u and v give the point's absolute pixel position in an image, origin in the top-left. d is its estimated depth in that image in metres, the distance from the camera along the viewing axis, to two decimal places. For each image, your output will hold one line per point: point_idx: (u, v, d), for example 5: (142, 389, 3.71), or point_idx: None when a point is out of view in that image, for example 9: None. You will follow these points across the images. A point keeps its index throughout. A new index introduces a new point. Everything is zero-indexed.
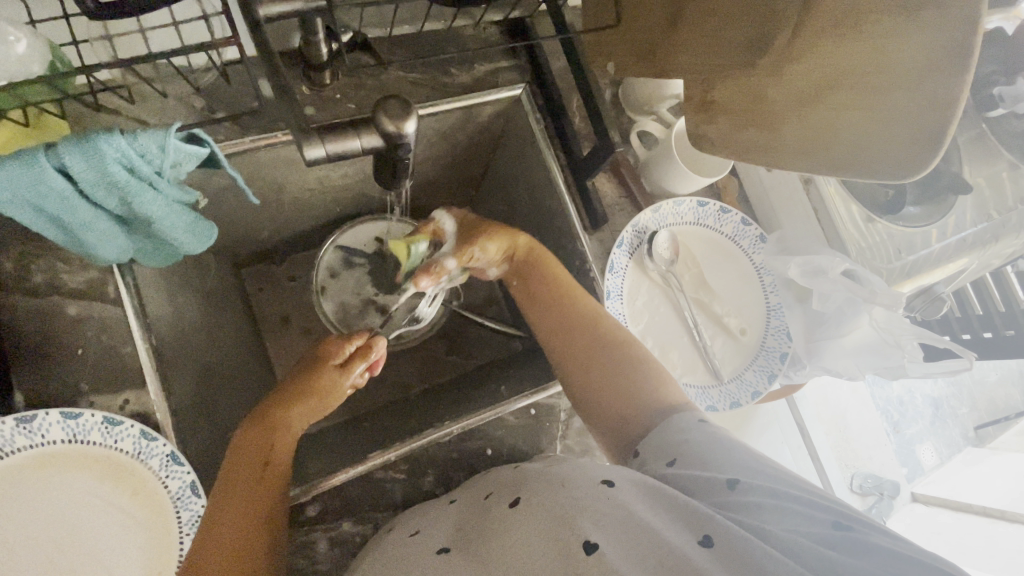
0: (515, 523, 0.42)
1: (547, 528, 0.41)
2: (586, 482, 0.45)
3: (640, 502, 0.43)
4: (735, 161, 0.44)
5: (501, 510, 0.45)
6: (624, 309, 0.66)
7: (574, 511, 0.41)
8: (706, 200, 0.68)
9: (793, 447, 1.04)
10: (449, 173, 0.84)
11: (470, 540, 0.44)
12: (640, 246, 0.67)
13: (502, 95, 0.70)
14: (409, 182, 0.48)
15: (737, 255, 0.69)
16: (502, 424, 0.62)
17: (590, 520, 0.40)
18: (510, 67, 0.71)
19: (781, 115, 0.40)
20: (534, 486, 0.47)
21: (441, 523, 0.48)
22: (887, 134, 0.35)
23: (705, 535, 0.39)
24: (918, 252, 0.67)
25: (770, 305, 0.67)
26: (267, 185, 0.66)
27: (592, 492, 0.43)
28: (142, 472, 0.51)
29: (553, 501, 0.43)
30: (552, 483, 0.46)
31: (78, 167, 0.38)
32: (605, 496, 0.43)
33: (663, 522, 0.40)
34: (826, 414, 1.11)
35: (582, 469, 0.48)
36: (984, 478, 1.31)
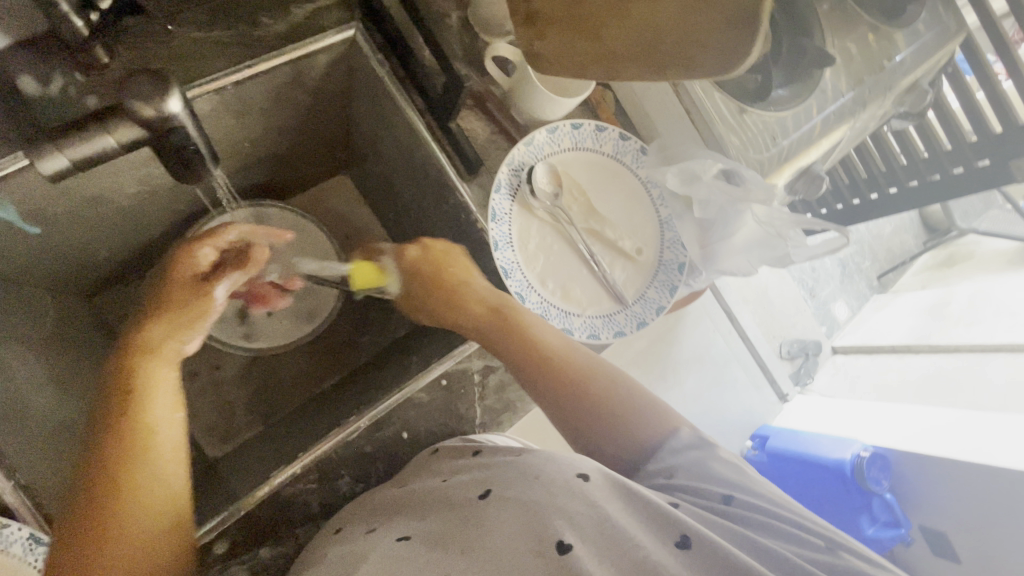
0: (489, 518, 0.40)
1: (519, 529, 0.38)
2: (564, 479, 0.41)
3: (615, 500, 0.40)
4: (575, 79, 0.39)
5: (468, 504, 0.43)
6: (517, 255, 0.62)
7: (548, 510, 0.39)
8: (580, 121, 0.65)
9: (725, 333, 1.07)
10: (306, 141, 0.75)
11: (436, 538, 0.40)
12: (520, 186, 0.63)
13: (332, 40, 0.60)
14: (212, 169, 0.41)
15: (621, 174, 0.67)
16: (413, 404, 0.59)
17: (565, 520, 0.38)
18: (334, 5, 0.61)
19: (605, 13, 0.34)
20: (505, 475, 0.44)
21: (399, 515, 0.45)
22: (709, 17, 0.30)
23: (683, 535, 0.38)
24: (794, 135, 0.66)
25: (661, 219, 0.66)
26: (74, 199, 0.56)
27: (569, 488, 0.40)
28: (4, 563, 0.45)
29: (527, 499, 0.40)
30: (525, 476, 0.42)
31: None
32: (579, 493, 0.40)
33: (638, 526, 0.38)
34: (748, 292, 1.16)
35: (557, 455, 0.45)
36: (888, 322, 1.44)
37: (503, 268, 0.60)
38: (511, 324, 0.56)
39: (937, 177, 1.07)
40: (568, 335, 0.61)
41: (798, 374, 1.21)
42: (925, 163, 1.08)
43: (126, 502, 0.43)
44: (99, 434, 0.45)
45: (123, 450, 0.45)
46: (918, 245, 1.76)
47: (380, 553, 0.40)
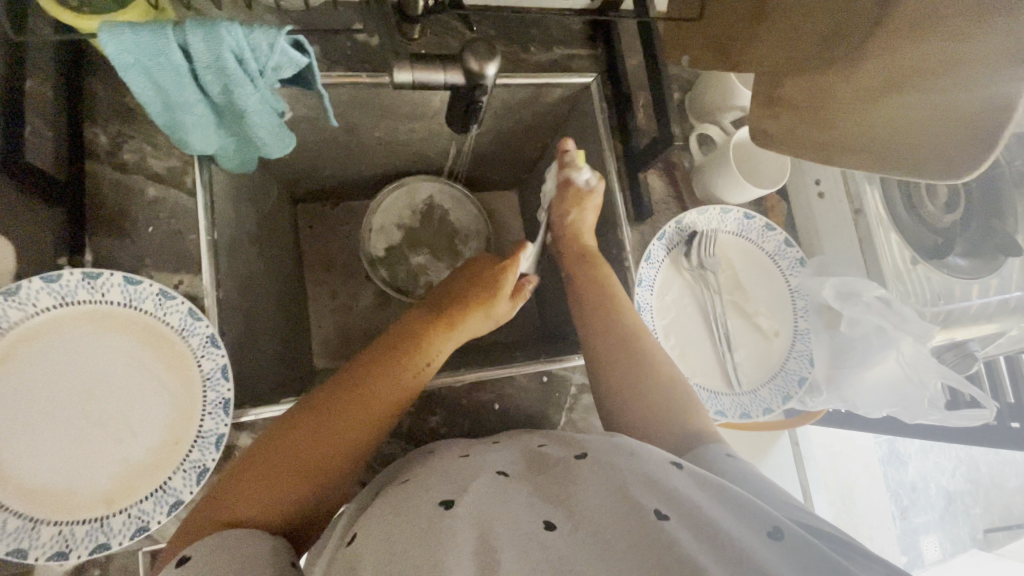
0: (579, 477, 0.40)
1: (608, 498, 0.38)
2: (658, 463, 0.41)
3: (704, 490, 0.38)
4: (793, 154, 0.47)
5: (564, 462, 0.43)
6: (652, 300, 0.67)
7: (637, 484, 0.38)
8: (752, 215, 0.70)
9: (795, 500, 1.01)
10: (506, 150, 0.88)
11: (533, 484, 0.41)
12: (677, 245, 0.68)
13: (573, 80, 0.73)
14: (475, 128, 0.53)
15: (774, 276, 0.69)
16: (514, 384, 0.64)
17: (657, 493, 0.37)
18: (585, 57, 0.74)
19: (842, 109, 0.42)
20: (599, 444, 0.44)
21: (486, 448, 0.47)
22: (931, 128, 0.38)
23: (777, 529, 0.34)
24: (960, 302, 0.66)
25: (798, 329, 0.67)
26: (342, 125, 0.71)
27: (661, 470, 0.40)
28: (178, 345, 0.55)
29: (618, 469, 0.40)
30: (622, 450, 0.43)
31: (196, 46, 0.43)
32: (670, 478, 0.39)
33: (726, 516, 0.36)
34: (834, 483, 1.09)
35: (643, 445, 0.44)
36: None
37: (638, 305, 0.66)
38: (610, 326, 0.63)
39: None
40: None
41: None
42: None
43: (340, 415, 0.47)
44: (354, 381, 0.49)
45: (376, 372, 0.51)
46: None
47: (482, 480, 0.40)
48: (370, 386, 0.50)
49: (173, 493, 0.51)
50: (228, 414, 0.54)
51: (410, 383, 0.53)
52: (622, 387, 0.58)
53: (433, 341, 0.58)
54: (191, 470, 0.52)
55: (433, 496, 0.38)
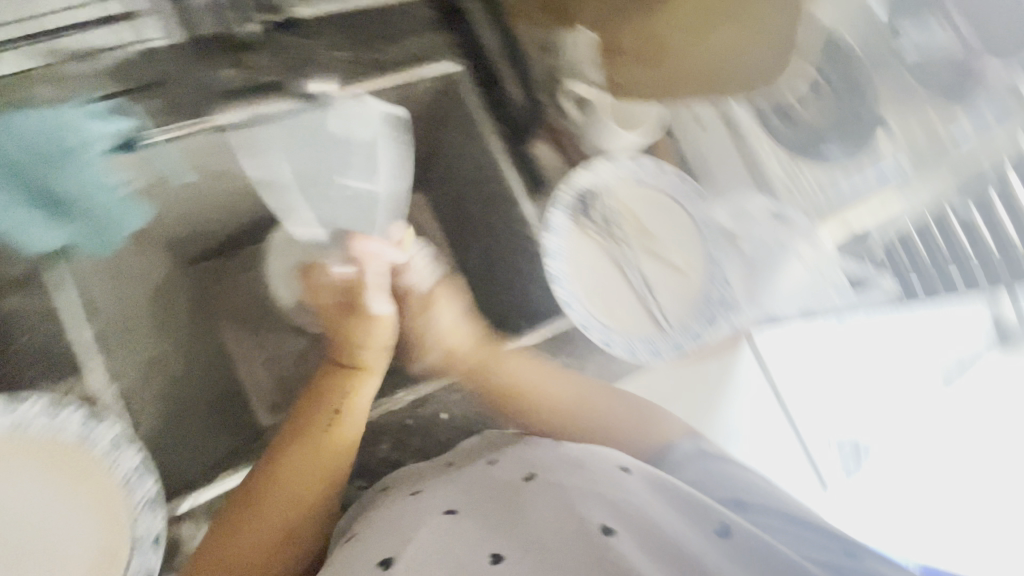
0: (528, 503, 0.41)
1: (558, 516, 0.39)
2: (604, 470, 0.44)
3: (653, 492, 0.42)
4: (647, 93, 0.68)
5: (512, 483, 0.44)
6: (567, 269, 0.68)
7: (585, 496, 0.40)
8: (642, 158, 0.70)
9: None
10: None
11: (477, 514, 0.42)
12: (578, 209, 0.69)
13: (435, 70, 0.71)
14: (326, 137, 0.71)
15: (676, 213, 0.71)
16: (454, 388, 0.64)
17: (608, 507, 0.39)
18: (441, 43, 0.73)
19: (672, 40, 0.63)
20: (547, 462, 0.46)
21: (439, 483, 0.47)
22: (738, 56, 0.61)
23: (723, 525, 0.39)
24: (849, 185, 0.66)
25: (710, 256, 0.69)
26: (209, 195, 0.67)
27: (611, 479, 0.43)
28: (86, 456, 0.51)
29: (561, 482, 0.42)
30: (568, 465, 0.45)
31: (19, 125, 0.56)
32: (621, 485, 0.42)
33: (675, 516, 0.40)
34: None
35: (587, 454, 0.47)
36: None
37: (553, 277, 0.67)
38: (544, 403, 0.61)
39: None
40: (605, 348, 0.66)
41: None
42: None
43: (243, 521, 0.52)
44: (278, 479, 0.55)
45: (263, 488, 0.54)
46: None
47: (428, 525, 0.41)
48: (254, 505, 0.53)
49: None
50: (159, 508, 0.52)
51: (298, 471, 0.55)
52: (612, 429, 0.58)
53: (326, 436, 0.57)
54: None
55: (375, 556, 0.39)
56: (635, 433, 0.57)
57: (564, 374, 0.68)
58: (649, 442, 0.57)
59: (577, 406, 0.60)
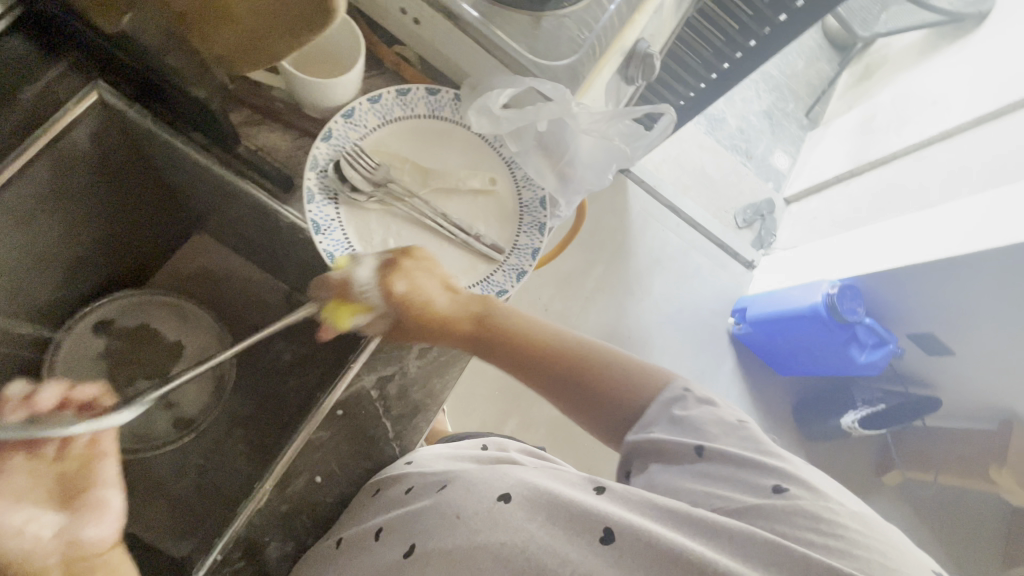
0: None
1: None
2: (482, 509, 0.42)
3: (534, 513, 0.40)
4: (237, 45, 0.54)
5: (396, 565, 0.43)
6: (365, 257, 0.58)
7: (468, 551, 0.39)
8: (377, 94, 0.59)
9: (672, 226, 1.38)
10: (130, 219, 0.70)
11: None
12: (337, 187, 0.57)
13: (74, 114, 0.54)
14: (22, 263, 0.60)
15: (449, 131, 0.63)
16: (316, 445, 0.55)
17: (489, 556, 0.38)
18: (65, 76, 0.56)
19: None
20: (427, 524, 0.43)
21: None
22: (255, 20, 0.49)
23: (606, 529, 0.38)
24: (602, 19, 0.58)
25: (506, 159, 0.64)
26: None
27: (487, 518, 0.41)
28: None
29: (447, 547, 0.40)
30: (446, 522, 0.42)
31: None
32: (500, 522, 0.40)
33: (562, 538, 0.38)
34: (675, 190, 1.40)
35: (476, 484, 0.45)
36: (829, 151, 1.55)
37: None
38: (523, 360, 0.54)
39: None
40: None
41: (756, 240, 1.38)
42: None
43: None
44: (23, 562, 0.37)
45: None
46: (834, 68, 1.81)
47: None
48: None
49: None
50: None
51: None
52: (568, 375, 0.53)
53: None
54: None
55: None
56: (571, 381, 0.53)
57: (424, 361, 0.61)
58: (602, 390, 0.52)
59: (566, 364, 0.53)
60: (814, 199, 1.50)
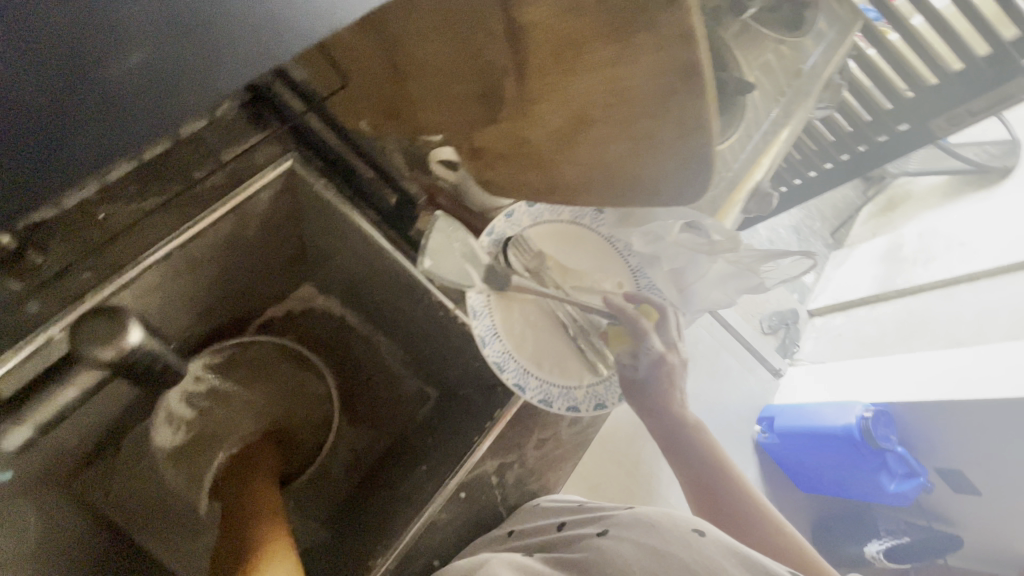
0: (610, 550, 0.49)
1: (637, 558, 0.48)
2: (680, 533, 0.51)
3: (727, 558, 0.49)
4: (512, 177, 0.61)
5: (587, 542, 0.52)
6: (506, 345, 0.61)
7: (670, 552, 0.49)
8: (533, 198, 0.65)
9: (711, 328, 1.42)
10: (266, 268, 0.74)
11: (555, 562, 0.50)
12: (494, 278, 0.61)
13: (270, 177, 0.59)
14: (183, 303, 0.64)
15: (587, 236, 0.68)
16: (438, 524, 0.56)
17: (683, 568, 0.47)
18: (266, 141, 0.60)
19: (549, 158, 0.58)
20: (621, 521, 0.54)
21: (517, 545, 0.54)
22: (649, 161, 0.54)
23: None
24: (735, 166, 0.69)
25: (633, 268, 0.68)
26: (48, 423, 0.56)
27: (684, 541, 0.50)
28: None
29: (644, 542, 0.50)
30: (644, 525, 0.53)
31: None
32: (697, 550, 0.49)
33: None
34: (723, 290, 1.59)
35: (678, 517, 0.55)
36: (854, 272, 1.78)
37: (496, 364, 0.59)
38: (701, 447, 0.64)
39: (883, 136, 1.13)
40: (575, 412, 0.61)
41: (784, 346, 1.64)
42: (868, 125, 1.14)
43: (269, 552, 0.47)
44: (235, 516, 0.55)
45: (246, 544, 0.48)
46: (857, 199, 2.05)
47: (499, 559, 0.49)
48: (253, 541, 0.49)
49: None
50: None
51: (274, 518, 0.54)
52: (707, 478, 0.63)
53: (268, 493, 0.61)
54: None
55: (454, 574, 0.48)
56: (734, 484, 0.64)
57: (541, 453, 0.62)
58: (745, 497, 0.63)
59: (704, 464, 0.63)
60: (837, 316, 1.71)
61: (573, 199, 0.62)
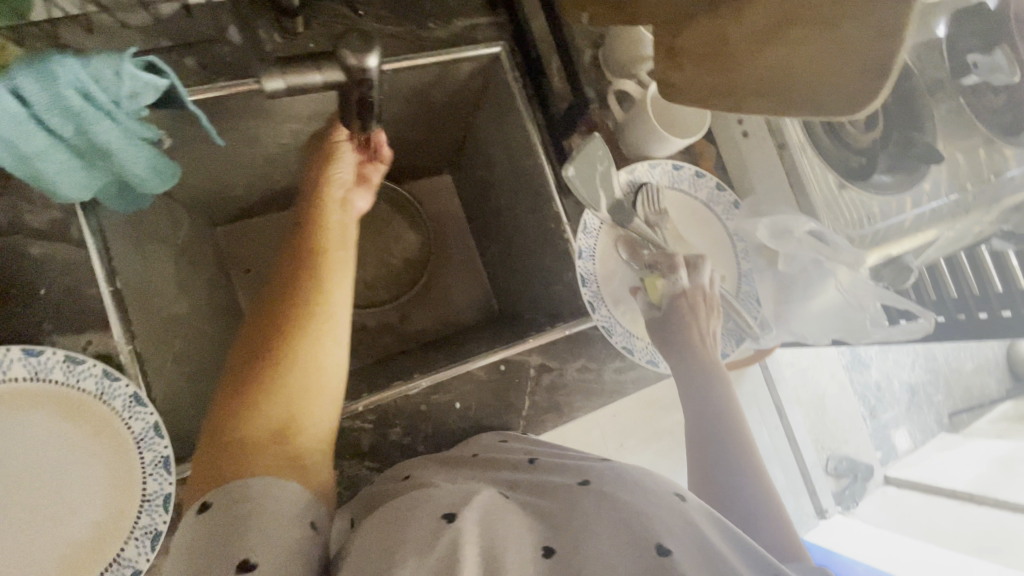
0: (584, 503, 0.40)
1: (615, 527, 0.38)
2: (665, 490, 0.42)
3: (710, 525, 0.40)
4: (701, 102, 0.48)
5: (568, 487, 0.43)
6: (596, 268, 0.66)
7: (650, 514, 0.39)
8: (682, 164, 0.69)
9: (771, 427, 1.16)
10: (430, 136, 0.85)
11: (524, 510, 0.41)
12: (619, 204, 0.66)
13: (480, 52, 0.69)
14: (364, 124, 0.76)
15: (710, 222, 0.70)
16: (470, 378, 0.63)
17: (668, 526, 0.38)
18: (488, 25, 0.70)
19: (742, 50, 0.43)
20: (604, 472, 0.44)
21: (473, 479, 0.48)
22: (829, 79, 0.39)
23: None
24: (887, 221, 0.66)
25: (742, 270, 0.68)
26: (233, 157, 0.70)
27: (668, 498, 0.41)
28: (104, 412, 0.50)
29: (627, 498, 0.40)
30: (627, 479, 0.43)
31: (32, 89, 0.38)
32: (682, 509, 0.40)
33: (732, 555, 0.38)
34: (806, 396, 1.22)
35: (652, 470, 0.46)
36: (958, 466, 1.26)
37: (581, 277, 0.65)
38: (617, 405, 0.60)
39: None
40: (628, 354, 0.65)
41: (843, 495, 1.25)
42: None
43: (267, 405, 0.45)
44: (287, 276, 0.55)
45: (267, 356, 0.48)
46: None
47: (473, 501, 0.41)
48: (260, 386, 0.46)
49: (128, 564, 0.49)
50: (171, 470, 0.51)
51: (331, 350, 0.51)
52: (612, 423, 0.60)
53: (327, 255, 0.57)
54: (144, 536, 0.49)
55: (438, 509, 0.40)
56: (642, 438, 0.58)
57: (580, 377, 0.66)
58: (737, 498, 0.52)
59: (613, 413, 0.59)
60: (913, 493, 1.25)
61: (744, 108, 0.46)
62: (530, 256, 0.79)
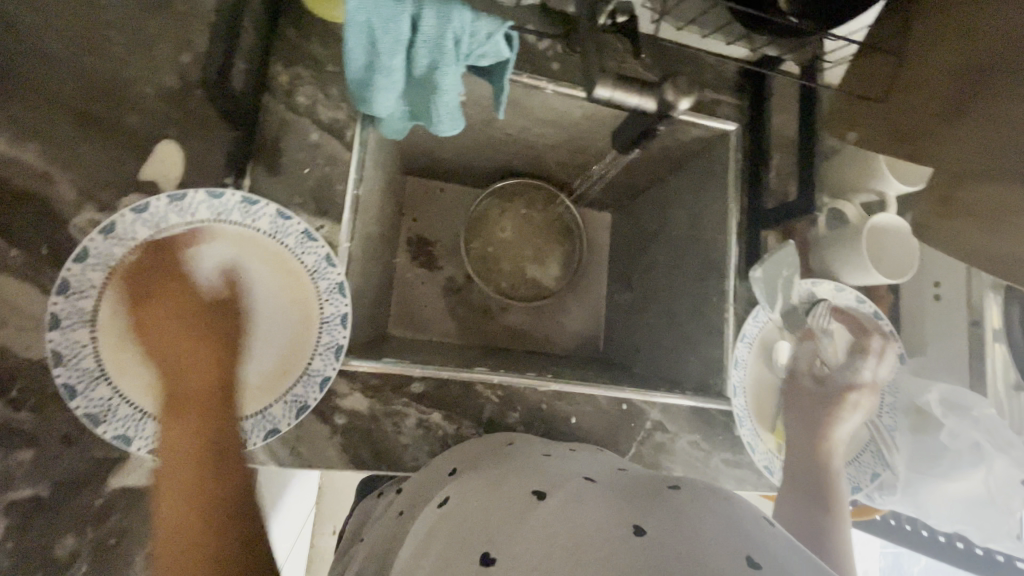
0: (677, 502, 0.38)
1: (704, 531, 0.35)
2: (755, 507, 0.38)
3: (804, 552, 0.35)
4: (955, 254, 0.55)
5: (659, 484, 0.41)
6: (747, 356, 0.67)
7: (740, 526, 0.36)
8: (864, 299, 0.69)
9: None
10: (620, 174, 0.91)
11: (613, 492, 0.40)
12: (796, 311, 0.67)
13: (718, 125, 0.73)
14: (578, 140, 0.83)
15: (869, 363, 0.68)
16: (592, 402, 0.65)
17: (758, 545, 0.35)
18: (731, 106, 0.75)
19: (1022, 223, 0.49)
20: (694, 478, 0.41)
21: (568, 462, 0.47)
22: None
23: None
24: None
25: (884, 423, 0.66)
26: (467, 125, 0.78)
27: (758, 520, 0.38)
28: (308, 287, 0.56)
29: (716, 509, 0.37)
30: (720, 489, 0.40)
31: (428, 19, 0.46)
32: (768, 527, 0.36)
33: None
34: None
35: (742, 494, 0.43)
36: None
37: (734, 359, 0.66)
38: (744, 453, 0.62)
39: None
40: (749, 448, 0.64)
41: None
42: None
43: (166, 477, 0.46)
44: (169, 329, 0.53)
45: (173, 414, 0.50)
46: None
47: (561, 483, 0.41)
48: (191, 430, 0.49)
49: (271, 420, 0.54)
50: (338, 359, 0.56)
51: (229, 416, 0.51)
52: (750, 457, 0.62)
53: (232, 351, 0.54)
54: (293, 403, 0.55)
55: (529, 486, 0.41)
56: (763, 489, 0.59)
57: (689, 450, 0.66)
58: None
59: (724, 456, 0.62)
60: None
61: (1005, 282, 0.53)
62: (671, 317, 0.81)
